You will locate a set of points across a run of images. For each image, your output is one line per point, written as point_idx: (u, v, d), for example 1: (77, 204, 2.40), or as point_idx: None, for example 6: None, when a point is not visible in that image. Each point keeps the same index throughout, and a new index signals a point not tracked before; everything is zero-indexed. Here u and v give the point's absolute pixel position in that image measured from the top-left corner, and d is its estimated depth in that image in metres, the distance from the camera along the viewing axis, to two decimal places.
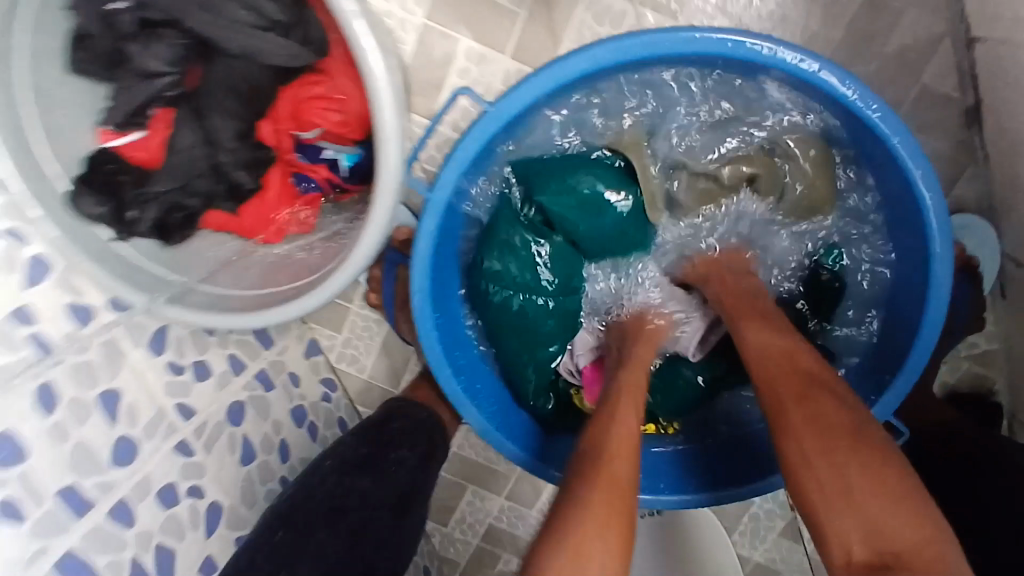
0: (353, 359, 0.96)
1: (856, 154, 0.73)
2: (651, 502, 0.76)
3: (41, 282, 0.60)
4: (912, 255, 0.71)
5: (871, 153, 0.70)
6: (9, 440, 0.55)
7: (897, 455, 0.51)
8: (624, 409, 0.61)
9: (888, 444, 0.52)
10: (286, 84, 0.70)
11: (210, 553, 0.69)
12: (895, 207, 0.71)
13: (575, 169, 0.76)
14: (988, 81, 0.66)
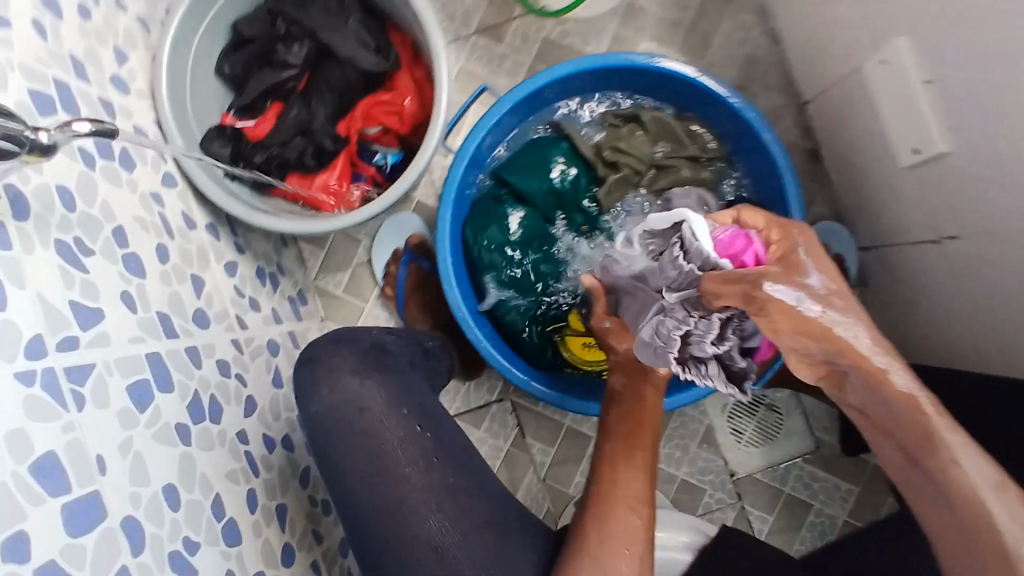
0: None
1: (724, 138, 0.96)
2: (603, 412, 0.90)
3: (171, 189, 0.83)
4: (776, 206, 0.92)
5: (737, 135, 0.93)
6: (136, 256, 0.72)
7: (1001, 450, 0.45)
8: (640, 410, 0.75)
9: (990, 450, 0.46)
10: (364, 95, 0.95)
11: (244, 429, 0.82)
12: (757, 166, 0.94)
13: (546, 151, 0.95)
14: (823, 126, 1.01)
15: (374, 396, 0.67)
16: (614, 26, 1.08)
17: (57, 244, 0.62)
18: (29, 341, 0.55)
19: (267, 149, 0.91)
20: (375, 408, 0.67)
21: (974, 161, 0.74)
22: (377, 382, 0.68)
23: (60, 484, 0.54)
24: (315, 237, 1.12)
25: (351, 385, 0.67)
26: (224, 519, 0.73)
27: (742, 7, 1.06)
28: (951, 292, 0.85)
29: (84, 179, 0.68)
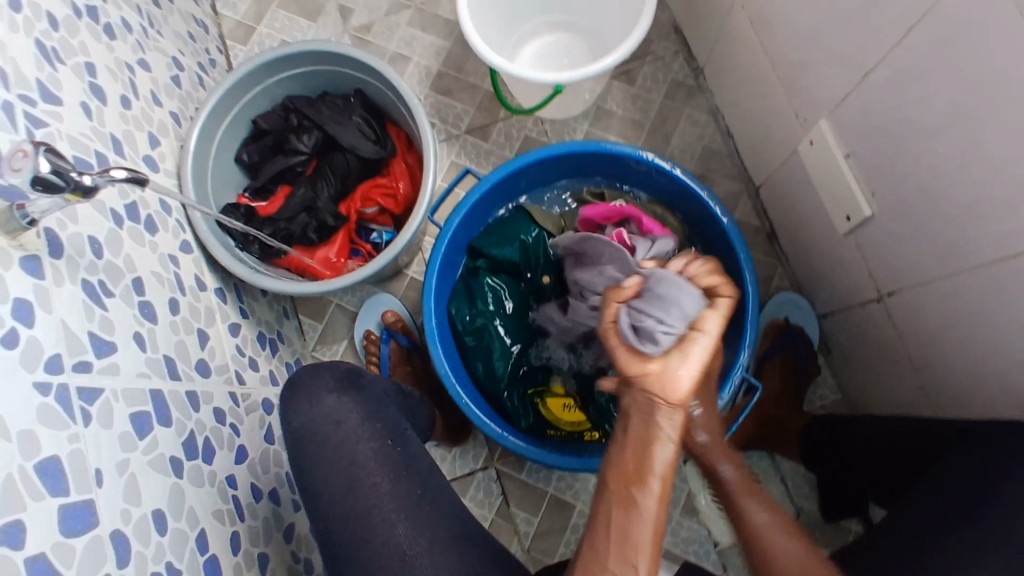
0: None
1: (684, 215, 1.07)
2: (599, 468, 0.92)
3: (187, 254, 0.93)
4: (733, 270, 1.01)
5: (695, 211, 1.05)
6: (149, 305, 0.81)
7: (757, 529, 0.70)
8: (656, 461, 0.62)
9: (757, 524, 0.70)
10: (362, 180, 1.08)
11: (234, 474, 0.85)
12: (713, 239, 1.04)
13: (518, 224, 1.05)
14: (774, 206, 1.13)
15: (348, 412, 0.76)
16: (585, 126, 1.24)
17: (83, 282, 0.71)
18: (48, 358, 0.63)
19: (274, 224, 1.03)
20: (349, 422, 0.75)
21: (894, 220, 0.85)
22: (353, 400, 0.77)
23: (59, 486, 0.58)
24: (315, 311, 1.21)
25: (328, 402, 0.76)
26: (207, 553, 0.74)
27: (697, 109, 1.23)
28: (896, 344, 0.93)
29: (112, 235, 0.78)
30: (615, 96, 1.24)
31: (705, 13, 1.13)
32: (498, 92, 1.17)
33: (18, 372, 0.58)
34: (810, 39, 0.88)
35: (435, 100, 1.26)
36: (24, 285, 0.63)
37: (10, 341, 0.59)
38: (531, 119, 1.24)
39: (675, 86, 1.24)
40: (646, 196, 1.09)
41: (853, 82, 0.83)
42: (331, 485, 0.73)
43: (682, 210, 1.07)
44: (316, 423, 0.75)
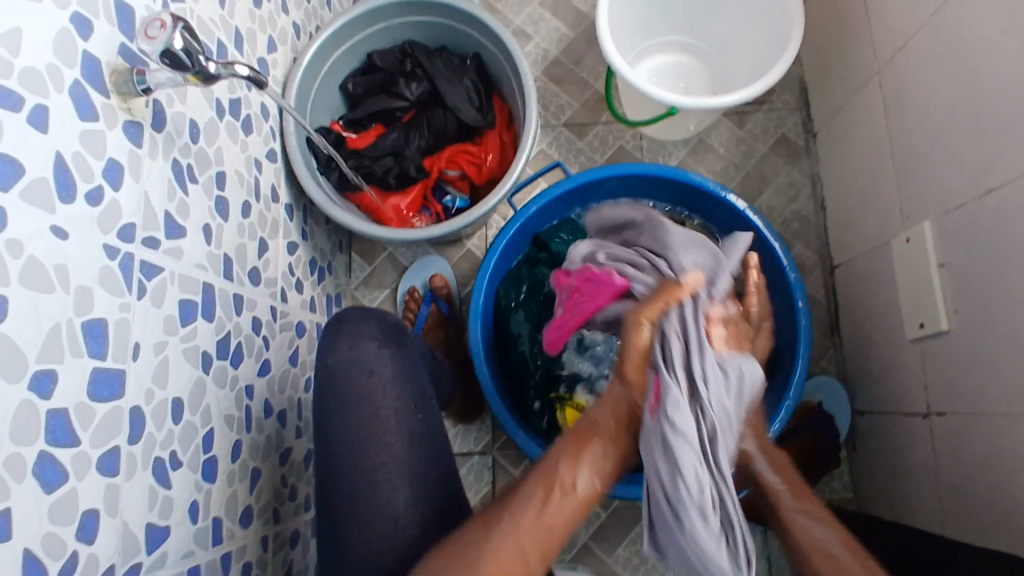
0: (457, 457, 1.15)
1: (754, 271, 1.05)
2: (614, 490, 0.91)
3: (270, 163, 0.94)
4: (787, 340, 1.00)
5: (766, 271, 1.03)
6: (225, 201, 0.82)
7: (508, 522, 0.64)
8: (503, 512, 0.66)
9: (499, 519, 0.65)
10: (454, 141, 1.07)
11: (252, 385, 0.86)
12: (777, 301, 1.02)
13: (585, 230, 1.04)
14: (846, 290, 1.11)
15: (384, 365, 0.76)
16: (681, 153, 1.22)
17: (173, 162, 0.72)
18: (123, 225, 0.63)
19: (360, 159, 1.04)
20: (383, 373, 0.75)
21: (971, 343, 0.81)
22: (391, 355, 0.77)
23: (99, 349, 0.59)
24: (367, 252, 1.22)
25: (369, 349, 0.77)
26: (209, 453, 0.75)
27: (798, 170, 1.20)
28: (929, 463, 0.90)
29: (210, 124, 0.79)
30: (721, 133, 1.22)
31: (839, 81, 1.11)
32: (608, 96, 1.16)
33: (92, 231, 0.59)
34: (947, 139, 0.85)
35: (544, 85, 1.26)
36: (121, 148, 0.64)
37: (93, 198, 0.60)
38: (631, 131, 1.23)
39: (783, 141, 1.21)
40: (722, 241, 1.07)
41: (976, 194, 0.80)
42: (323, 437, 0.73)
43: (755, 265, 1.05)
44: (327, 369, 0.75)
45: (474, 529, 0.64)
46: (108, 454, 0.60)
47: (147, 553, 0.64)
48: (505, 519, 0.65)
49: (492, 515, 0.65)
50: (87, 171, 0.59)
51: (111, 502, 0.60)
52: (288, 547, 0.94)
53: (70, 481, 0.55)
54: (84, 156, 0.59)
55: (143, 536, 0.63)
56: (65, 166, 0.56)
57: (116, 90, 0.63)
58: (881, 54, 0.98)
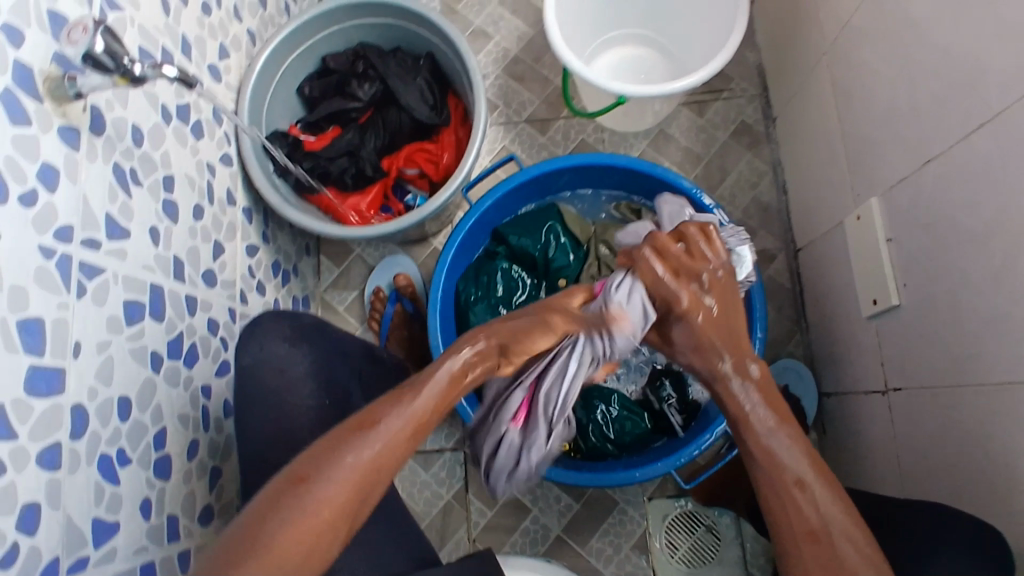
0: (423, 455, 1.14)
1: None
2: (568, 477, 0.92)
3: (225, 167, 0.95)
4: (746, 324, 1.00)
5: None
6: (174, 204, 0.83)
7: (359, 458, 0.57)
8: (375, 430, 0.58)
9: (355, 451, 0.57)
10: (412, 140, 1.09)
11: (210, 385, 0.87)
12: None
13: (545, 221, 1.05)
14: (808, 273, 1.11)
15: (295, 364, 0.77)
16: (643, 145, 1.23)
17: (114, 165, 0.73)
18: (61, 226, 0.65)
19: (316, 160, 1.05)
20: (294, 372, 0.76)
21: (919, 316, 0.81)
22: (304, 353, 0.77)
23: (36, 345, 0.60)
24: (335, 254, 1.23)
25: (279, 350, 0.77)
26: (162, 451, 0.76)
27: (759, 156, 1.21)
28: (891, 440, 0.90)
29: (156, 128, 0.81)
30: (681, 123, 1.23)
31: (793, 67, 1.11)
32: (566, 90, 1.17)
33: (27, 231, 0.60)
34: (891, 114, 0.85)
35: (505, 83, 1.27)
36: (57, 151, 0.65)
37: (28, 200, 0.61)
38: (592, 124, 1.23)
39: (744, 129, 1.22)
40: None
41: (917, 166, 0.80)
42: (275, 432, 0.74)
43: None
44: (271, 365, 0.76)
45: (336, 448, 0.57)
46: (48, 449, 0.60)
47: (94, 548, 0.64)
48: (359, 454, 0.57)
49: (262, 522, 0.53)
50: (20, 174, 0.61)
51: (53, 496, 0.60)
52: None
53: (9, 474, 0.56)
54: (16, 159, 0.60)
55: (90, 530, 0.64)
56: None
57: (50, 95, 0.64)
58: (828, 36, 0.99)
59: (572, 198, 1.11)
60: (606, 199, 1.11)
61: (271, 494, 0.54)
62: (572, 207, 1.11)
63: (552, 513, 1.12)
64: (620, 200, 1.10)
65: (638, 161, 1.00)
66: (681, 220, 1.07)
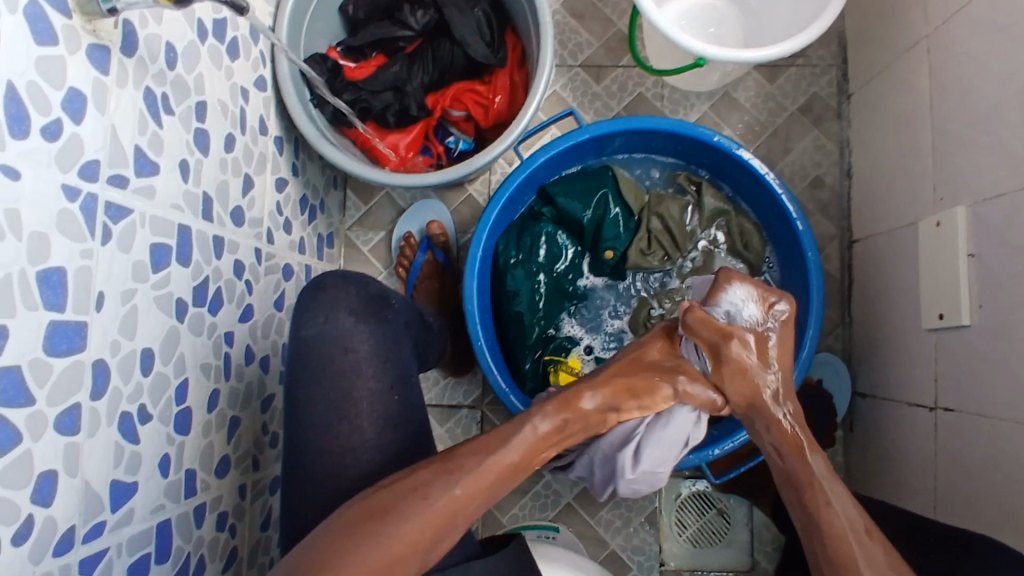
0: (441, 409, 1.12)
1: (769, 242, 1.00)
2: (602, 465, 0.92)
3: (260, 91, 0.86)
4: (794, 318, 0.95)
5: (781, 243, 0.97)
6: (206, 134, 0.75)
7: (447, 500, 0.64)
8: (455, 475, 0.65)
9: (443, 490, 0.64)
10: (462, 78, 0.99)
11: (233, 331, 0.82)
12: (789, 275, 0.96)
13: (599, 185, 0.98)
14: (864, 267, 1.06)
15: (360, 341, 0.77)
16: (705, 106, 1.14)
17: (146, 90, 0.65)
18: (86, 162, 0.57)
19: (357, 92, 0.96)
20: (356, 351, 0.76)
21: (989, 341, 0.77)
22: (362, 331, 0.77)
23: (57, 301, 0.54)
24: (363, 191, 1.16)
25: (344, 323, 0.77)
26: (183, 405, 0.72)
27: (826, 134, 1.13)
28: (929, 456, 0.88)
29: (190, 48, 0.72)
30: (749, 87, 1.14)
31: (881, 41, 1.02)
32: (632, 39, 1.07)
33: (49, 170, 0.53)
34: (994, 118, 0.78)
35: (563, 19, 1.16)
36: (86, 75, 0.57)
37: (51, 132, 0.53)
38: (653, 77, 1.14)
39: (814, 102, 1.14)
40: (739, 207, 1.02)
41: (1018, 184, 0.74)
42: (324, 401, 0.74)
43: (770, 236, 0.99)
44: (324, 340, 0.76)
45: (421, 479, 0.64)
46: (68, 412, 0.56)
47: (113, 510, 0.62)
48: (444, 490, 0.64)
49: (340, 544, 0.60)
50: (43, 103, 0.53)
51: (72, 461, 0.57)
52: (268, 493, 0.93)
53: (24, 443, 0.52)
54: (40, 84, 0.52)
55: (108, 493, 0.61)
56: (18, 97, 0.50)
57: (79, 9, 0.56)
58: (933, 15, 0.89)
59: (628, 161, 1.03)
60: (661, 167, 1.03)
61: (351, 518, 0.62)
62: (626, 170, 1.03)
63: (564, 480, 1.12)
64: (678, 169, 1.03)
65: (708, 132, 0.92)
66: (740, 197, 1.01)
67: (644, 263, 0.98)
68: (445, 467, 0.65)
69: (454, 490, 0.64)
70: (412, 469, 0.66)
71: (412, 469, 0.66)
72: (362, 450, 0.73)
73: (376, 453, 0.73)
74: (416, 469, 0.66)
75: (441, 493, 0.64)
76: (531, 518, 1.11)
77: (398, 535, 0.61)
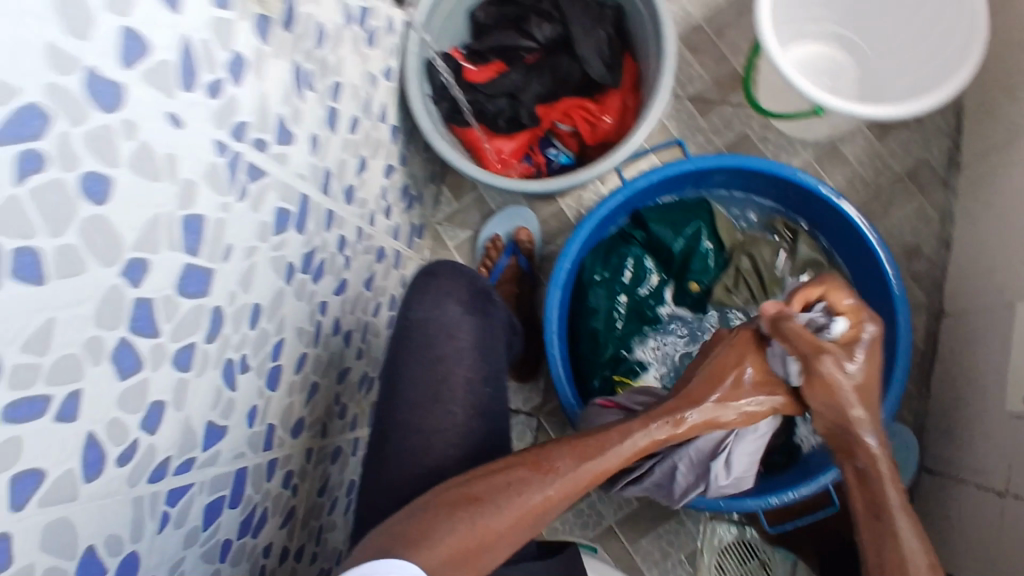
0: None
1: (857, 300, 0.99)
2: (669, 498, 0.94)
3: (387, 80, 0.91)
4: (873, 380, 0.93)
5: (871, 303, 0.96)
6: (336, 113, 0.79)
7: (540, 500, 0.67)
8: (549, 478, 0.68)
9: (536, 490, 0.67)
10: (574, 94, 1.02)
11: (327, 302, 0.85)
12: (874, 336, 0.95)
13: (693, 218, 0.99)
14: (952, 341, 1.03)
15: (464, 330, 0.82)
16: (809, 155, 1.14)
17: (296, 65, 0.69)
18: (238, 123, 0.62)
19: (474, 94, 0.99)
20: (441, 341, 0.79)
21: None
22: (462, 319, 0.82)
23: (195, 246, 0.58)
24: (458, 188, 1.20)
25: (452, 311, 0.82)
26: (277, 361, 0.76)
27: (931, 202, 1.11)
28: (995, 545, 0.85)
29: (338, 31, 0.76)
30: (857, 143, 1.13)
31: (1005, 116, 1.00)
32: (747, 79, 1.08)
33: (208, 125, 0.57)
34: None
35: (679, 51, 1.17)
36: (251, 43, 0.61)
37: (215, 91, 0.58)
38: (760, 119, 1.15)
39: (922, 168, 1.12)
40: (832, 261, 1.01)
41: None
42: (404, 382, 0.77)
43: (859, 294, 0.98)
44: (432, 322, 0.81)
45: (514, 477, 0.68)
46: (184, 350, 0.60)
47: (203, 449, 0.66)
48: (539, 491, 0.67)
49: (435, 524, 0.65)
50: (213, 62, 0.57)
51: (179, 396, 0.61)
52: (330, 461, 0.96)
53: (144, 372, 0.56)
54: (212, 45, 0.56)
55: (201, 433, 0.65)
56: (194, 54, 0.54)
57: None
58: None
59: (726, 199, 1.04)
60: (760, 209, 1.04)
61: (445, 501, 0.67)
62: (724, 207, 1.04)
63: (609, 505, 1.12)
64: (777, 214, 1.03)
65: (815, 181, 0.92)
66: (835, 251, 1.00)
67: (728, 302, 0.98)
68: (538, 466, 0.69)
69: (547, 494, 0.67)
70: (506, 461, 0.70)
71: (506, 462, 0.70)
72: (432, 434, 0.75)
73: (446, 441, 0.75)
74: (509, 463, 0.69)
75: (536, 493, 0.67)
76: (569, 535, 1.12)
77: (489, 526, 0.65)
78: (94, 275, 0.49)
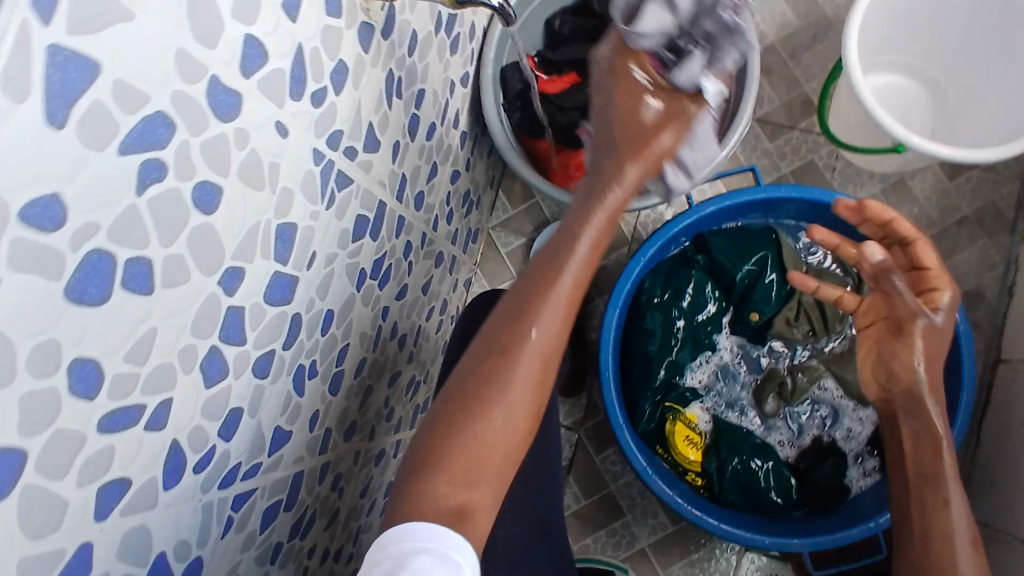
0: None
1: None
2: (716, 526, 0.95)
3: (463, 86, 0.89)
4: None
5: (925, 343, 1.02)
6: (417, 119, 0.78)
7: (532, 349, 0.62)
8: (531, 325, 0.62)
9: (523, 343, 0.62)
10: None
11: (389, 307, 0.85)
12: None
13: (758, 248, 1.06)
14: (1008, 389, 1.02)
15: None
16: (875, 188, 1.13)
17: (389, 72, 0.68)
18: (334, 130, 0.61)
19: (548, 104, 0.99)
20: None
21: None
22: None
23: (284, 253, 0.58)
24: (514, 196, 1.19)
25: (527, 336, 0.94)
26: (340, 367, 0.75)
27: (996, 246, 1.10)
28: None
29: (428, 38, 0.75)
30: (925, 179, 1.12)
31: None
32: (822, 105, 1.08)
33: (309, 132, 0.57)
34: None
35: None
36: (353, 51, 0.60)
37: (318, 98, 0.57)
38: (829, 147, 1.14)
39: (989, 210, 1.11)
40: None
41: None
42: None
43: None
44: None
45: (492, 354, 0.62)
46: (264, 357, 0.59)
47: (269, 454, 0.65)
48: (523, 342, 0.62)
49: (443, 438, 0.61)
50: (319, 70, 0.56)
51: (255, 402, 0.60)
52: (373, 464, 0.96)
53: (227, 379, 0.55)
54: (320, 53, 0.55)
55: (269, 437, 0.64)
56: (303, 62, 0.53)
57: None
58: None
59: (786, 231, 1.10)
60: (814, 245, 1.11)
61: (451, 408, 0.61)
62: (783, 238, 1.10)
63: (644, 525, 1.12)
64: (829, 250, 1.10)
65: None
66: None
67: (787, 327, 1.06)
68: (525, 315, 0.62)
69: (535, 338, 0.62)
70: (479, 341, 0.64)
71: (480, 339, 0.64)
72: None
73: None
74: (480, 341, 0.64)
75: (523, 344, 0.62)
76: (602, 554, 1.11)
77: (501, 401, 0.61)
78: (195, 284, 0.48)
